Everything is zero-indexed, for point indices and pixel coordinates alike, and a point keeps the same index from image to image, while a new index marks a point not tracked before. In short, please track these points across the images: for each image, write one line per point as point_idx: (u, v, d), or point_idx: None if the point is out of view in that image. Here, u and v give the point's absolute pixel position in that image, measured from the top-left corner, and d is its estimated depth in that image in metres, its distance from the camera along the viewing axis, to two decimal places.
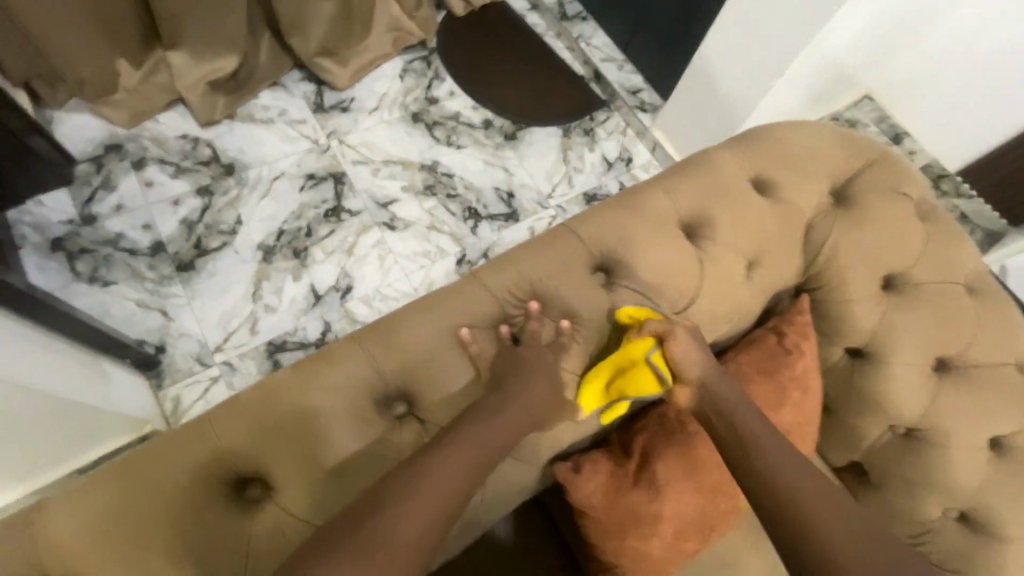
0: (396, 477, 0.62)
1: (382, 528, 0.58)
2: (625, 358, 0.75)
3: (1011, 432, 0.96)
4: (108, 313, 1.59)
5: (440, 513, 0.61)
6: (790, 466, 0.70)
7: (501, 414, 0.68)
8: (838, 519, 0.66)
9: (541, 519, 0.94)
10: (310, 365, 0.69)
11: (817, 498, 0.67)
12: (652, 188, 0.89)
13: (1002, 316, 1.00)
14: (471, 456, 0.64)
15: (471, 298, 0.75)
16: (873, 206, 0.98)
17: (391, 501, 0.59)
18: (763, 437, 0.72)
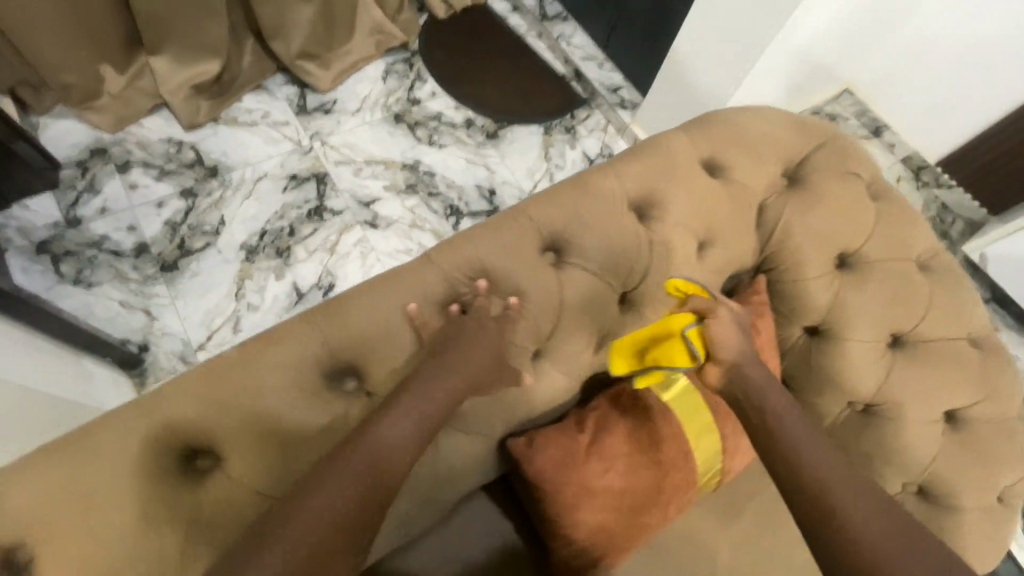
0: (338, 448, 0.63)
1: (327, 499, 0.59)
2: (662, 327, 0.79)
3: (965, 406, 0.98)
4: (92, 314, 1.60)
5: (383, 483, 0.63)
6: (817, 456, 0.73)
7: (443, 384, 0.69)
8: (866, 504, 0.69)
9: (503, 496, 0.96)
10: (260, 342, 0.70)
11: (841, 485, 0.70)
12: (605, 170, 0.91)
13: (953, 292, 1.02)
14: (412, 426, 0.66)
15: (420, 277, 0.77)
16: (824, 186, 1.00)
17: (335, 472, 0.61)
18: (789, 425, 0.76)
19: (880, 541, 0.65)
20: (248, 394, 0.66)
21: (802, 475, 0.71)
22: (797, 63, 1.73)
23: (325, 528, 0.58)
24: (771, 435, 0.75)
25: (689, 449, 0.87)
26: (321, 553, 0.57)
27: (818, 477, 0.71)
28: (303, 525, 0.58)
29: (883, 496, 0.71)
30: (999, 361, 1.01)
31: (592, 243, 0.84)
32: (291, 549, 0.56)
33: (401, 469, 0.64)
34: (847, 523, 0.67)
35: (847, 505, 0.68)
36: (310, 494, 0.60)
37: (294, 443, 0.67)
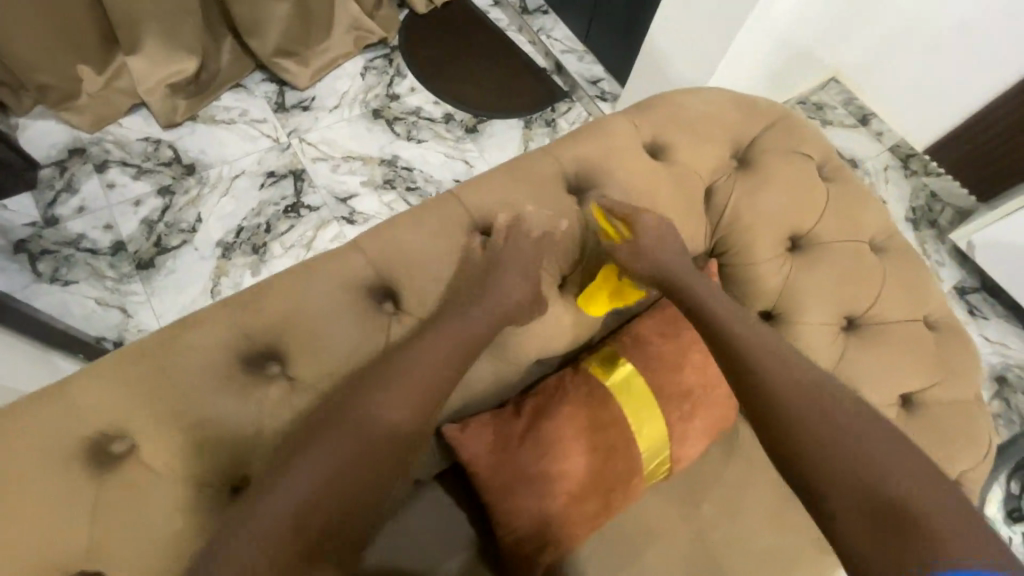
0: (324, 426, 0.66)
1: (312, 470, 0.62)
2: (606, 276, 0.88)
3: (921, 389, 0.96)
4: (67, 313, 1.56)
5: (365, 457, 0.65)
6: (810, 408, 0.74)
7: (426, 365, 0.71)
8: (862, 451, 0.70)
9: (459, 491, 0.89)
10: (179, 327, 0.69)
11: (830, 437, 0.72)
12: (542, 154, 0.91)
13: (907, 272, 1.01)
14: (395, 405, 0.68)
15: (347, 262, 0.76)
16: (772, 166, 0.99)
17: (321, 445, 0.64)
18: (782, 382, 0.77)
19: (835, 458, 0.71)
20: (164, 377, 0.66)
21: (791, 431, 0.74)
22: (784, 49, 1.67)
23: (309, 496, 0.61)
24: (758, 395, 0.77)
25: (631, 435, 0.86)
26: (305, 520, 0.60)
27: (806, 434, 0.73)
28: (287, 492, 0.60)
29: (884, 439, 0.72)
30: (957, 342, 1.00)
31: (528, 221, 0.83)
32: (276, 516, 0.59)
33: (384, 445, 0.66)
34: (836, 471, 0.70)
35: (837, 456, 0.70)
36: (296, 464, 0.62)
37: (206, 425, 0.65)
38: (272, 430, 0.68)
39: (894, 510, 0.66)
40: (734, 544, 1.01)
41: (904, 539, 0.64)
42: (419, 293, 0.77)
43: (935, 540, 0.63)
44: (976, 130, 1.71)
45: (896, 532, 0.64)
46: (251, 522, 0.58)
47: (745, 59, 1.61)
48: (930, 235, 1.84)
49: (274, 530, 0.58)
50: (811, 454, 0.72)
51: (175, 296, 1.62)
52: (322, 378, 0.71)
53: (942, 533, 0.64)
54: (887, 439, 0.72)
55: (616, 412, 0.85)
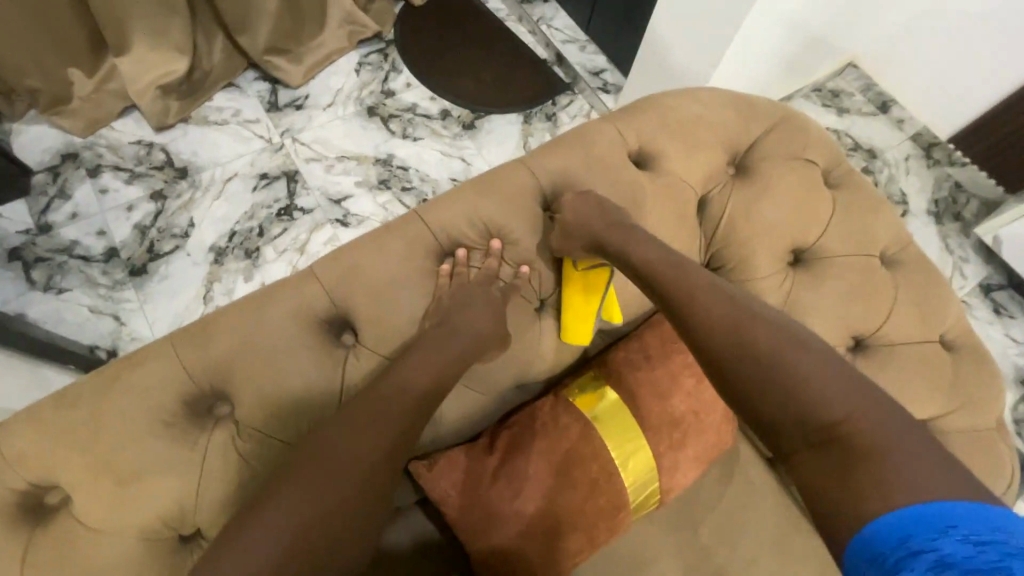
0: (295, 462, 0.61)
1: (285, 516, 0.57)
2: (569, 283, 0.83)
3: (936, 416, 0.88)
4: (60, 322, 1.43)
5: (345, 496, 0.60)
6: (741, 343, 0.62)
7: (408, 391, 0.67)
8: (803, 384, 0.58)
9: (439, 529, 0.84)
10: (120, 365, 0.65)
11: (760, 373, 0.60)
12: (516, 165, 0.85)
13: (922, 285, 0.93)
14: (373, 436, 0.63)
15: (299, 292, 0.71)
16: (773, 175, 0.91)
17: (292, 484, 0.59)
18: (709, 320, 0.65)
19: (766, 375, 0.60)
20: (94, 426, 0.61)
21: (722, 375, 0.63)
22: (797, 38, 1.56)
23: (284, 542, 0.56)
24: (690, 339, 0.67)
25: (613, 468, 0.80)
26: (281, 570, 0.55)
27: (737, 377, 0.61)
28: (257, 539, 0.56)
29: (830, 366, 0.59)
30: (975, 363, 0.92)
31: (500, 243, 0.80)
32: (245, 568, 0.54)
33: (366, 480, 0.62)
34: (776, 411, 0.58)
35: (775, 393, 0.59)
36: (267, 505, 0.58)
37: (138, 476, 0.61)
38: (218, 479, 0.63)
39: (843, 446, 0.54)
40: None
41: (857, 478, 0.52)
42: (378, 325, 0.72)
43: (890, 476, 0.51)
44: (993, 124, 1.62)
45: (845, 470, 0.53)
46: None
47: (758, 44, 1.49)
48: (953, 229, 1.73)
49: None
50: (755, 400, 0.59)
51: (169, 302, 1.49)
52: (270, 418, 0.66)
53: (900, 465, 0.51)
54: (836, 369, 0.59)
55: (596, 443, 0.79)
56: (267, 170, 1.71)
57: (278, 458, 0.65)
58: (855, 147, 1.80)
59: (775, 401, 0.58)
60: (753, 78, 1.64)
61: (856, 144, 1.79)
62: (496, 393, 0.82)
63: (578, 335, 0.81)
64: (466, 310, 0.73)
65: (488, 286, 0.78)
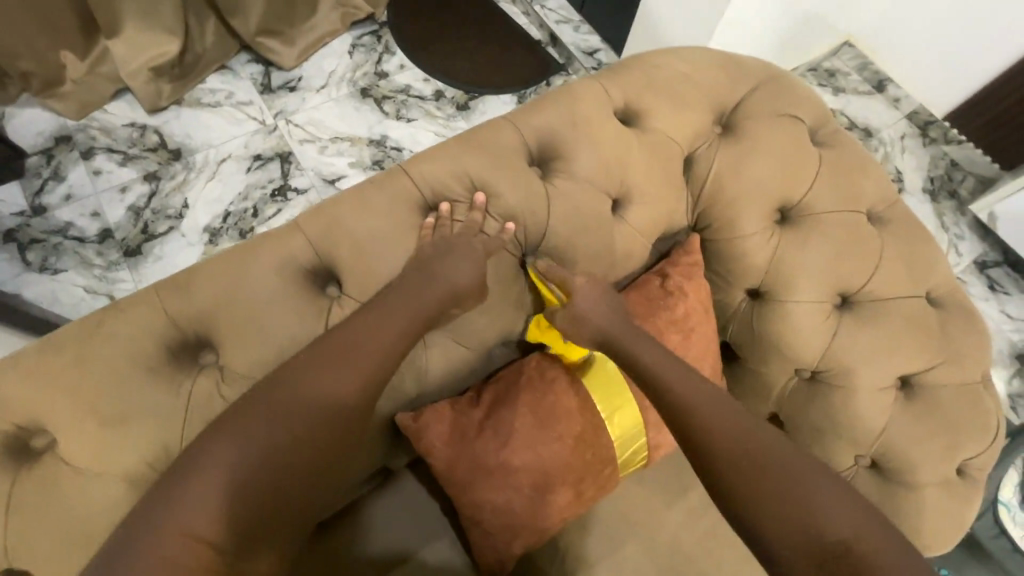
0: (262, 403, 0.62)
1: (252, 450, 0.59)
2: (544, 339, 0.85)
3: (922, 371, 0.88)
4: (57, 303, 1.44)
5: (307, 432, 0.63)
6: (746, 457, 0.68)
7: (377, 334, 0.68)
8: (809, 501, 0.65)
9: (424, 480, 0.86)
10: (104, 316, 0.65)
11: (767, 483, 0.66)
12: (502, 123, 0.85)
13: (910, 245, 0.92)
14: (341, 377, 0.65)
15: (285, 245, 0.71)
16: (760, 135, 0.91)
17: (254, 419, 0.61)
18: (715, 425, 0.71)
19: (768, 493, 0.66)
20: (78, 372, 0.61)
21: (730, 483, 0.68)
22: (792, 12, 1.55)
23: (245, 472, 0.59)
24: (693, 441, 0.71)
25: (599, 422, 0.80)
26: (241, 501, 0.58)
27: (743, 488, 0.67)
28: (217, 468, 0.58)
29: (819, 473, 0.68)
30: (962, 321, 0.92)
31: (483, 197, 0.78)
32: (207, 497, 0.57)
33: (332, 421, 0.64)
34: (784, 517, 0.64)
35: (781, 503, 0.65)
36: (228, 435, 0.60)
37: (126, 420, 0.61)
38: (203, 425, 0.64)
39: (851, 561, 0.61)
40: (728, 533, 0.94)
41: None
42: (363, 278, 0.72)
43: None
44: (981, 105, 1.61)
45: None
46: (180, 505, 0.56)
47: (750, 18, 1.48)
48: (948, 207, 1.73)
49: (202, 514, 0.56)
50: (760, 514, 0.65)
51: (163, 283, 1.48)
52: (255, 366, 0.66)
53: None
54: (829, 483, 0.67)
55: (581, 396, 0.80)
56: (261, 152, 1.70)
57: (246, 393, 0.64)
58: (852, 125, 1.79)
59: (783, 517, 0.64)
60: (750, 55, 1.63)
61: (852, 123, 1.78)
62: (484, 349, 0.82)
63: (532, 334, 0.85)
64: (445, 263, 0.73)
65: (471, 242, 0.76)
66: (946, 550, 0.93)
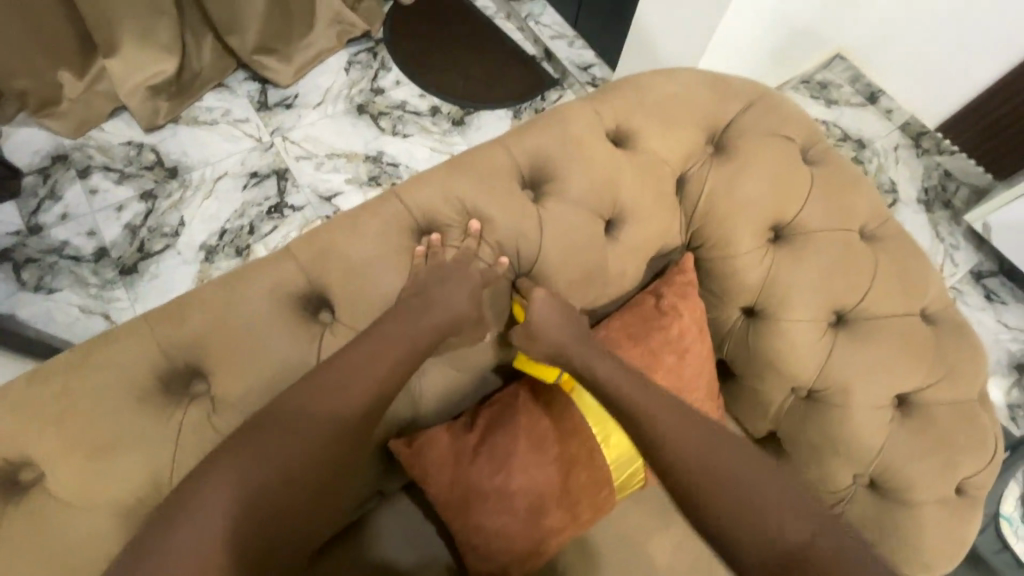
0: (252, 431, 0.61)
1: (237, 481, 0.59)
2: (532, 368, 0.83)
3: (917, 388, 0.88)
4: (51, 323, 1.43)
5: (302, 463, 0.62)
6: (706, 470, 0.71)
7: (373, 360, 0.67)
8: (763, 508, 0.68)
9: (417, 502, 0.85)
10: (94, 345, 0.64)
11: (728, 495, 0.69)
12: (494, 145, 0.85)
13: (902, 261, 0.93)
14: (333, 399, 0.65)
15: (276, 271, 0.71)
16: (752, 154, 0.91)
17: (248, 446, 0.61)
18: (679, 441, 0.72)
19: (724, 502, 0.69)
20: (68, 401, 0.61)
21: (693, 498, 0.70)
22: (785, 25, 1.56)
23: (240, 500, 0.58)
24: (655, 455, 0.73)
25: (595, 445, 0.80)
26: (236, 531, 0.57)
27: (706, 502, 0.70)
28: (209, 496, 0.57)
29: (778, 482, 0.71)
30: (956, 337, 0.92)
31: (478, 224, 0.78)
32: (200, 527, 0.56)
33: (324, 450, 0.64)
34: (739, 522, 0.68)
35: (733, 512, 0.68)
36: (221, 471, 0.59)
37: (114, 452, 0.61)
38: (193, 455, 0.63)
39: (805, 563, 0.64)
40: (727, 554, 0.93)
41: None
42: (355, 304, 0.72)
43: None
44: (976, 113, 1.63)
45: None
46: (169, 543, 0.54)
47: (740, 37, 1.50)
48: (943, 217, 1.74)
49: (198, 545, 0.55)
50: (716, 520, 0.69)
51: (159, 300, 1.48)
52: (245, 396, 0.66)
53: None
54: (782, 487, 0.70)
55: (576, 418, 0.80)
56: (257, 169, 1.70)
57: (238, 424, 0.64)
58: (844, 138, 1.80)
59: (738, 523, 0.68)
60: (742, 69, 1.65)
61: (845, 135, 1.79)
62: (478, 372, 0.81)
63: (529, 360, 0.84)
64: (442, 288, 0.72)
65: (465, 267, 0.75)
66: (947, 569, 0.92)
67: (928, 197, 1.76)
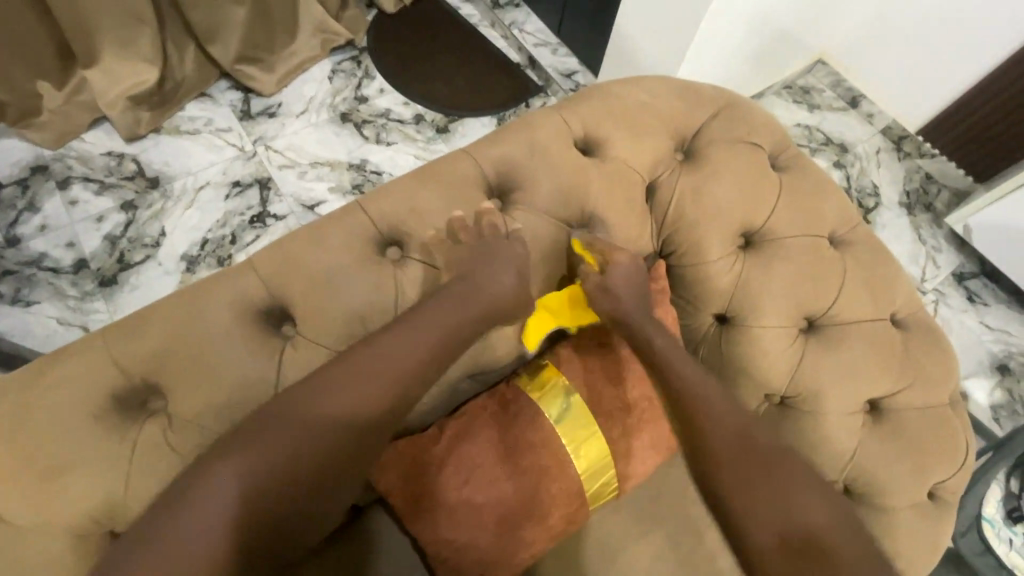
0: (274, 413, 0.62)
1: (255, 461, 0.59)
2: (559, 310, 0.86)
3: (888, 394, 0.88)
4: (27, 335, 1.41)
5: (299, 479, 0.61)
6: (743, 442, 0.73)
7: (406, 347, 0.68)
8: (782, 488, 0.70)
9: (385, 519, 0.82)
10: (50, 364, 0.64)
11: (766, 470, 0.71)
12: (462, 155, 0.85)
13: (873, 266, 0.93)
14: (361, 386, 0.65)
15: (237, 285, 0.70)
16: (722, 162, 0.91)
17: (276, 423, 0.61)
18: (722, 421, 0.75)
19: (742, 467, 0.72)
20: (21, 421, 0.60)
21: (721, 469, 0.71)
22: (766, 32, 1.57)
23: (232, 518, 0.56)
24: (685, 412, 0.75)
25: (564, 453, 0.78)
26: (228, 554, 0.55)
27: (749, 473, 0.71)
28: (233, 478, 0.57)
29: (836, 514, 0.71)
30: (927, 342, 0.92)
31: (460, 228, 0.77)
32: (227, 496, 0.56)
33: (347, 434, 0.64)
34: (755, 494, 0.69)
35: (753, 482, 0.70)
36: (244, 450, 0.59)
37: (66, 473, 0.59)
38: (146, 477, 0.62)
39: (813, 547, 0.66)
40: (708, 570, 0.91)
41: None
42: (317, 318, 0.71)
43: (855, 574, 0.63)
44: (959, 115, 1.64)
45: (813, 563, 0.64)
46: (188, 512, 0.55)
47: (721, 42, 1.50)
48: (924, 220, 1.75)
49: (220, 511, 0.56)
50: (732, 486, 0.70)
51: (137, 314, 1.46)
52: (200, 414, 0.64)
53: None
54: (802, 476, 0.73)
55: (546, 429, 0.78)
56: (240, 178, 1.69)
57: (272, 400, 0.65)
58: (826, 141, 1.81)
59: (753, 493, 0.70)
60: (723, 78, 1.66)
61: (826, 139, 1.81)
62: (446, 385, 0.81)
63: (563, 305, 0.86)
64: (446, 304, 0.72)
65: (487, 263, 0.76)
66: None
67: (907, 199, 1.76)
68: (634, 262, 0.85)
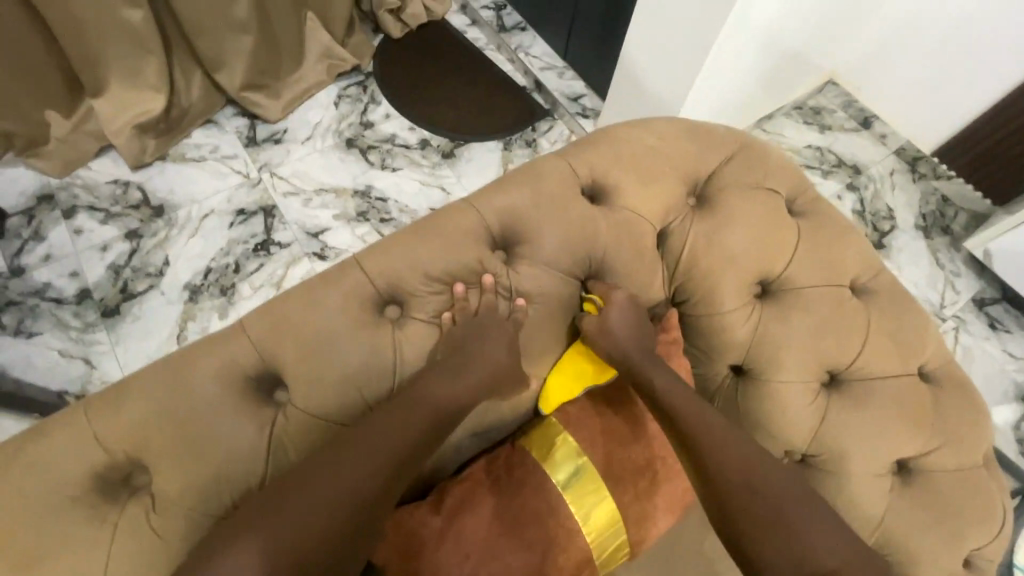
0: (277, 494, 0.60)
1: (255, 546, 0.56)
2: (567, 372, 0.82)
3: (918, 454, 0.83)
4: (28, 367, 1.39)
5: (309, 561, 0.57)
6: (752, 481, 0.71)
7: (407, 416, 0.66)
8: (798, 529, 0.68)
9: None
10: (34, 438, 0.62)
11: (781, 509, 0.69)
12: (464, 205, 0.82)
13: (896, 315, 0.89)
14: (362, 458, 0.63)
15: (227, 349, 0.68)
16: (736, 206, 0.88)
17: (275, 504, 0.59)
18: (733, 460, 0.72)
19: (756, 506, 0.69)
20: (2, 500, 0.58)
21: (734, 508, 0.69)
22: (777, 55, 1.53)
23: None
24: (692, 452, 0.72)
25: (574, 525, 0.73)
26: None
27: (763, 512, 0.69)
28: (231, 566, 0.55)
29: (853, 547, 0.68)
30: (955, 394, 0.87)
31: (462, 286, 0.76)
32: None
33: (350, 511, 0.60)
34: (769, 536, 0.68)
35: (768, 527, 0.68)
36: (248, 534, 0.57)
37: (44, 556, 0.57)
38: (129, 560, 0.59)
39: None
40: None
41: None
42: (310, 382, 0.68)
43: None
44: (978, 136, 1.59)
45: None
46: None
47: (732, 67, 1.46)
48: (942, 243, 1.69)
49: None
50: (745, 526, 0.69)
51: (139, 345, 1.42)
52: (189, 491, 0.61)
53: None
54: (815, 511, 0.70)
55: (554, 498, 0.74)
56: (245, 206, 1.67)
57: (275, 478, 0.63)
58: (839, 164, 1.76)
59: (766, 534, 0.68)
60: (732, 103, 1.62)
61: (839, 161, 1.76)
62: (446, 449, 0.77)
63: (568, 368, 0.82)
64: (447, 369, 0.71)
65: (488, 324, 0.74)
66: None
67: (924, 224, 1.70)
68: (641, 316, 0.81)
